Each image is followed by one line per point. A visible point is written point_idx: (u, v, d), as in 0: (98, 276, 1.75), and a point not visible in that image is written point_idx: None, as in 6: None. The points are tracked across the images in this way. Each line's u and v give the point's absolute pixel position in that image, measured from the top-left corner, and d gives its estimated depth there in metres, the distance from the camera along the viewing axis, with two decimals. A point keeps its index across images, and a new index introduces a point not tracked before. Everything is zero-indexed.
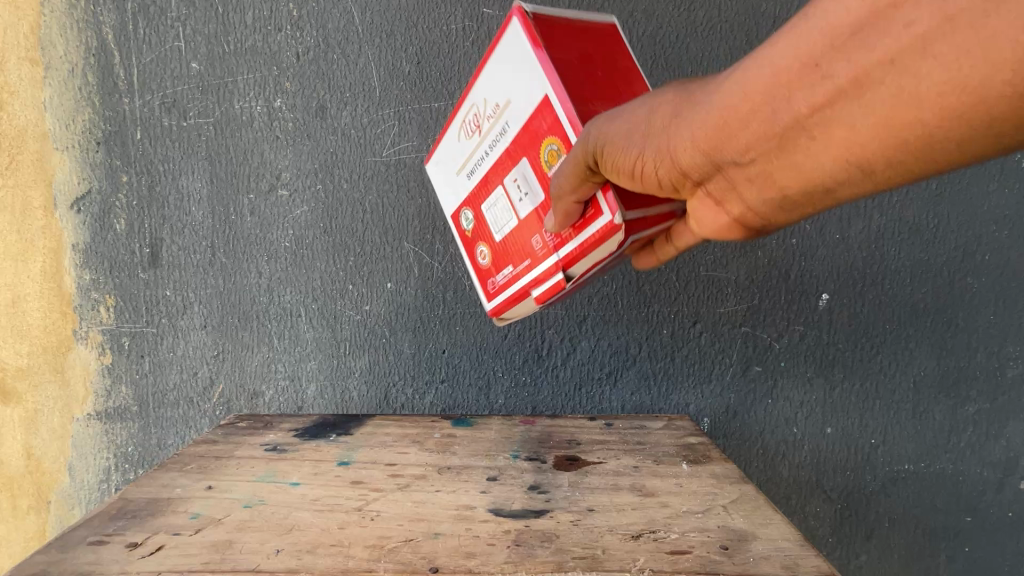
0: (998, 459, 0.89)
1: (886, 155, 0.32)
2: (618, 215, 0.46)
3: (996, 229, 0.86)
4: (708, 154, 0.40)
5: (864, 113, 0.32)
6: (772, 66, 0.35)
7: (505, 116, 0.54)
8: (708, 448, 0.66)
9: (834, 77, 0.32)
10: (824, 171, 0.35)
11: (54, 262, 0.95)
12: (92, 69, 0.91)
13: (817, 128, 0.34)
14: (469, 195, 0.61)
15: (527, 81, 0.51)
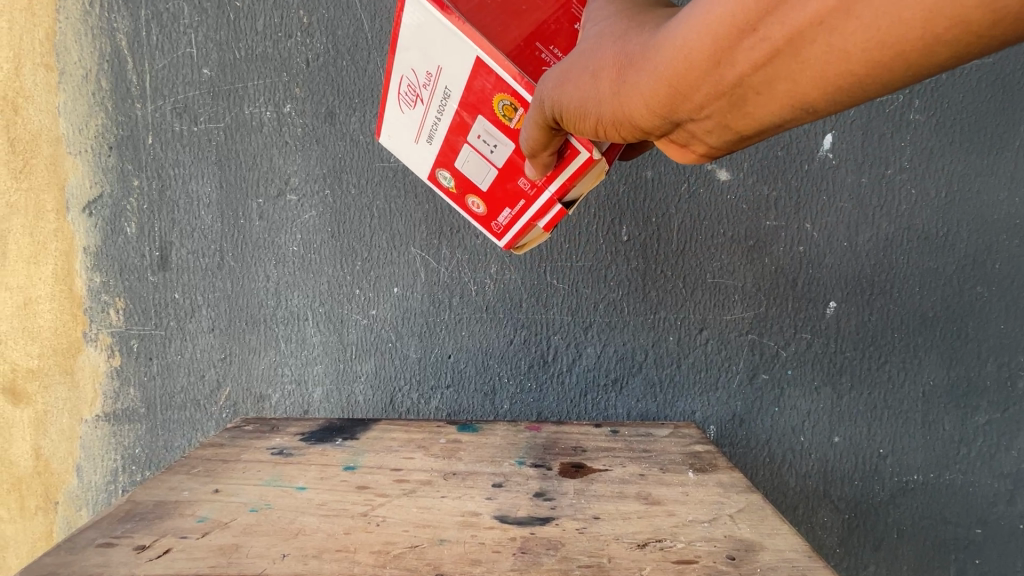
0: (1009, 471, 0.88)
1: (836, 99, 0.30)
2: (595, 151, 0.48)
3: (1006, 238, 0.85)
4: (660, 117, 0.36)
5: (801, 70, 0.29)
6: (704, 27, 0.30)
7: (441, 82, 0.51)
8: (715, 456, 0.65)
9: (767, 38, 0.28)
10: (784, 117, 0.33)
11: (66, 265, 0.96)
12: (106, 75, 0.93)
13: (760, 86, 0.31)
14: (438, 157, 0.58)
15: (454, 46, 0.47)
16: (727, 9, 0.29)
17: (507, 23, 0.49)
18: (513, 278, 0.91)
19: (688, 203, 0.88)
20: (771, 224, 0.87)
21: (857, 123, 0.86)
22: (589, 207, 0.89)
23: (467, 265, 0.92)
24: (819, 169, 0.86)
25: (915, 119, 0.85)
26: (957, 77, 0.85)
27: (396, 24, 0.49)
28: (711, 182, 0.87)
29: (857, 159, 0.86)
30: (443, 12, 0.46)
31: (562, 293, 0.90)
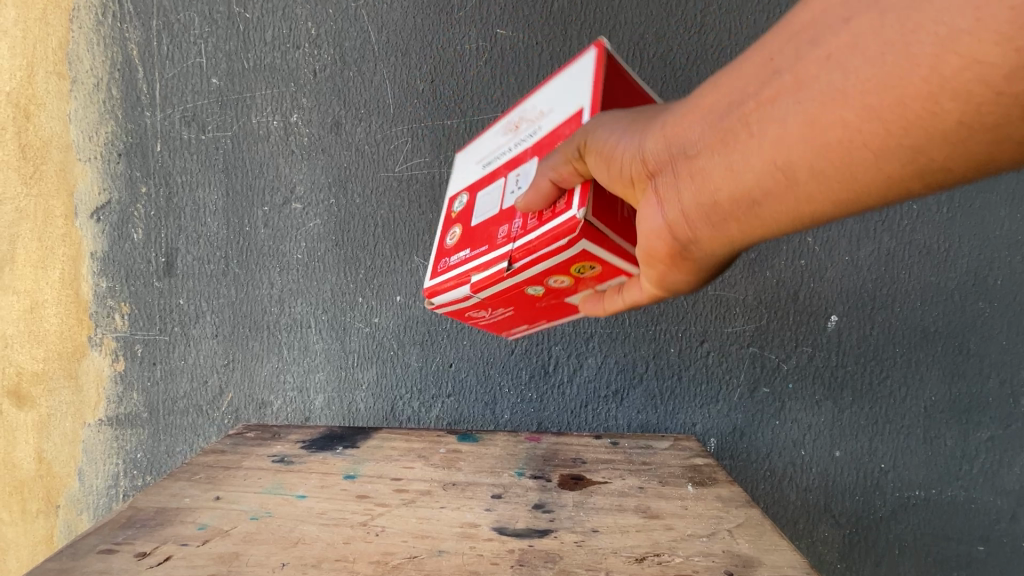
0: (1011, 488, 0.87)
1: (814, 155, 0.32)
2: (582, 210, 0.45)
3: (1008, 254, 0.85)
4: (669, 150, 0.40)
5: (796, 110, 0.32)
6: (740, 65, 0.36)
7: (540, 122, 0.56)
8: (715, 470, 0.65)
9: (781, 74, 0.33)
10: (760, 176, 0.35)
11: (73, 270, 0.97)
12: (117, 84, 0.94)
13: (757, 123, 0.34)
14: (473, 182, 0.61)
15: (573, 99, 0.54)
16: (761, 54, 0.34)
17: None
18: None
19: None
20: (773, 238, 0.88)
21: None
22: None
23: None
24: None
25: None
26: None
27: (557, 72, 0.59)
28: None
29: None
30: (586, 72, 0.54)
31: None
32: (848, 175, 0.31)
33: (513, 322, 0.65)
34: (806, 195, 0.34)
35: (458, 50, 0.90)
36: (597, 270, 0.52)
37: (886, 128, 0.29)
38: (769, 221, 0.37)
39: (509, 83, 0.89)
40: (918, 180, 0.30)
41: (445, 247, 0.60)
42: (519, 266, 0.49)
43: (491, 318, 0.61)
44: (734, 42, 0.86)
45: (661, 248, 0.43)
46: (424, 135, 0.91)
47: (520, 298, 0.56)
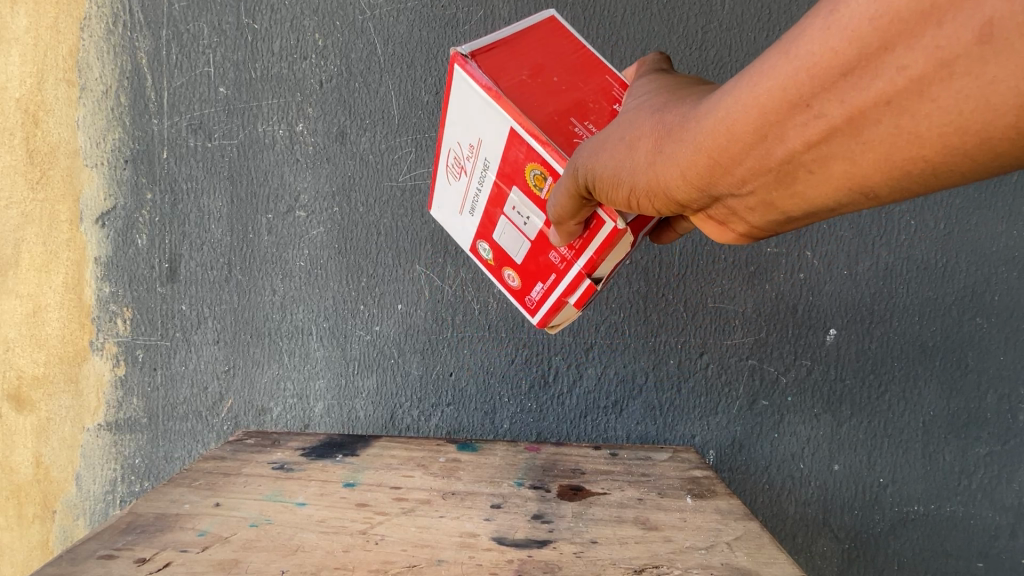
0: (1010, 504, 0.87)
1: (894, 186, 0.30)
2: (620, 219, 0.49)
3: (1005, 270, 0.86)
4: (697, 188, 0.38)
5: (861, 150, 0.29)
6: (756, 104, 0.31)
7: (481, 154, 0.55)
8: (714, 482, 0.65)
9: (827, 116, 0.29)
10: (833, 200, 0.33)
11: (76, 274, 0.98)
12: (125, 91, 0.95)
13: (815, 164, 0.31)
14: (478, 230, 0.62)
15: (493, 122, 0.52)
16: (776, 87, 0.30)
17: (544, 100, 0.53)
18: None
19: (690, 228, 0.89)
20: (772, 251, 0.88)
21: None
22: None
23: (470, 284, 0.93)
24: None
25: None
26: None
27: (444, 103, 0.56)
28: None
29: None
30: (477, 82, 0.52)
31: None
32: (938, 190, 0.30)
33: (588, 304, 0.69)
34: (891, 206, 0.32)
35: None
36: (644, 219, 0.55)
37: (973, 162, 0.27)
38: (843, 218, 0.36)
39: None
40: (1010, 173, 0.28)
41: (512, 288, 0.63)
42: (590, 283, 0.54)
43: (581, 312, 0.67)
44: (734, 59, 0.87)
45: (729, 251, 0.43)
46: (428, 145, 0.92)
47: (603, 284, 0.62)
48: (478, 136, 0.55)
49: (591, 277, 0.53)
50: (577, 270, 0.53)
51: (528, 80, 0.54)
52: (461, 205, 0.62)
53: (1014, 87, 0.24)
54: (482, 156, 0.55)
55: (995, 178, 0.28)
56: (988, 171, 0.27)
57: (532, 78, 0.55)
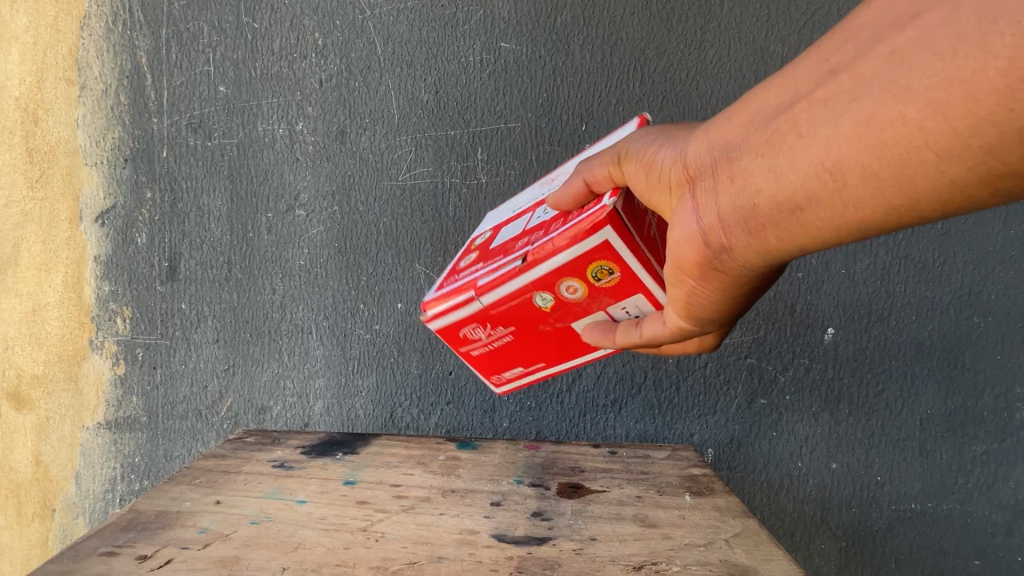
0: (1006, 501, 0.88)
1: (870, 158, 0.31)
2: (615, 202, 0.46)
3: (1002, 269, 0.86)
4: (706, 152, 0.40)
5: (852, 107, 0.31)
6: (790, 70, 0.35)
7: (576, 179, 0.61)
8: (712, 480, 0.66)
9: (838, 76, 0.32)
10: (809, 177, 0.33)
11: (76, 273, 0.98)
12: (125, 90, 0.96)
13: (807, 122, 0.33)
14: (495, 223, 0.65)
15: None
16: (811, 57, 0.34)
17: None
18: None
19: None
20: None
21: None
22: None
23: None
24: None
25: None
26: None
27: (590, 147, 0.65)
28: None
29: None
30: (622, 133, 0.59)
31: None
32: (907, 178, 0.30)
33: (511, 360, 0.58)
34: (856, 198, 0.32)
35: (462, 63, 0.91)
36: (617, 277, 0.48)
37: (952, 131, 0.28)
38: (811, 229, 0.35)
39: (512, 95, 0.91)
40: (983, 187, 0.29)
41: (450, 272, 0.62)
42: (531, 257, 0.48)
43: (489, 344, 0.56)
44: (733, 59, 0.87)
45: (691, 258, 0.42)
46: (427, 145, 0.93)
47: (526, 316, 0.52)
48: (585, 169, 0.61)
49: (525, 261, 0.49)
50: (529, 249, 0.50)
51: None
52: (509, 208, 0.68)
53: (1010, 29, 0.25)
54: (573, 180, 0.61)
55: (973, 176, 0.28)
56: (962, 148, 0.28)
57: None
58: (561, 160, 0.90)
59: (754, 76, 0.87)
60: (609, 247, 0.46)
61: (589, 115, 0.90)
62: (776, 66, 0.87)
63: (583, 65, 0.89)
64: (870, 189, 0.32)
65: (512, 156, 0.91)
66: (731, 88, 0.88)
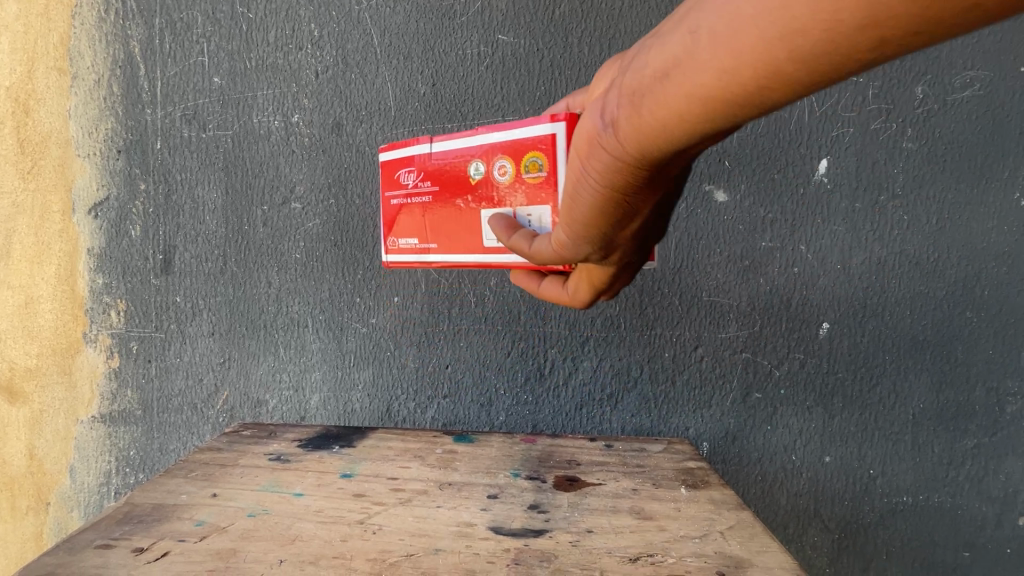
0: (996, 494, 0.89)
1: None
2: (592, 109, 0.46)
3: (996, 265, 0.86)
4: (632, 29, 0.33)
5: None
6: None
7: None
8: (707, 473, 0.66)
9: None
10: (683, 33, 0.26)
11: (70, 266, 0.97)
12: (117, 81, 0.94)
13: None
14: None
15: None
16: None
17: None
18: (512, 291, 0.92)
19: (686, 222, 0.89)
20: (767, 246, 0.89)
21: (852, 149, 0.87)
22: None
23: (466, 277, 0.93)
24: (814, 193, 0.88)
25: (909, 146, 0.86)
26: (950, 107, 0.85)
27: None
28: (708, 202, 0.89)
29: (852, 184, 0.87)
30: None
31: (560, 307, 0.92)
32: (786, 13, 0.22)
33: (409, 227, 0.55)
34: (729, 50, 0.24)
35: (459, 55, 0.90)
36: (541, 179, 0.46)
37: None
38: (671, 103, 0.27)
39: (510, 88, 0.90)
40: (890, 28, 0.20)
41: None
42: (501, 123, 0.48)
43: (409, 193, 0.55)
44: None
45: (584, 128, 0.33)
46: (424, 137, 0.92)
47: (454, 176, 0.51)
48: None
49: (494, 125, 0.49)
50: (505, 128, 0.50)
51: None
52: None
53: None
54: None
55: (870, 5, 0.20)
56: None
57: None
58: None
59: None
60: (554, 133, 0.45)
61: None
62: None
63: (581, 58, 0.89)
64: (741, 41, 0.24)
65: None
66: None
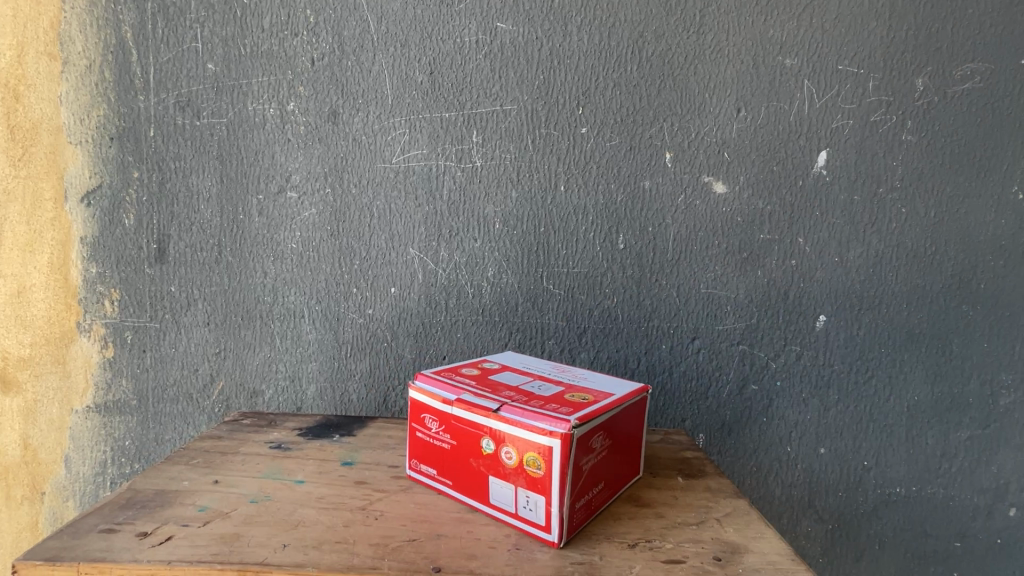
0: (988, 485, 0.90)
1: None
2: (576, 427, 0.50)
3: (991, 259, 0.87)
4: None
5: None
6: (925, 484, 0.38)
7: (584, 377, 0.67)
8: (703, 462, 0.70)
9: None
10: None
11: (62, 254, 0.96)
12: (110, 67, 0.93)
13: None
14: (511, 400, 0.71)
15: (620, 384, 0.64)
16: None
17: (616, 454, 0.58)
18: (510, 282, 0.92)
19: (684, 214, 0.89)
20: (765, 238, 0.89)
21: (851, 141, 0.87)
22: (586, 215, 0.90)
23: (464, 268, 0.93)
24: (813, 185, 0.88)
25: (907, 139, 0.86)
26: (948, 100, 0.86)
27: None
28: (707, 194, 0.89)
29: (850, 176, 0.87)
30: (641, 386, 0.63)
31: (558, 299, 0.92)
32: None
33: (423, 412, 0.61)
34: None
35: (457, 43, 0.90)
36: (538, 473, 0.51)
37: None
38: None
39: (508, 77, 0.90)
40: None
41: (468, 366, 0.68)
42: (502, 410, 0.53)
43: (429, 438, 0.61)
44: (731, 43, 0.87)
45: None
46: (421, 126, 0.92)
47: (461, 421, 0.57)
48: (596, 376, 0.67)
49: (494, 408, 0.55)
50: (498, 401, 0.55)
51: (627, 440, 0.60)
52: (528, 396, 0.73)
53: None
54: (582, 377, 0.67)
55: None
56: None
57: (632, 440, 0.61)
58: (558, 143, 0.90)
59: (751, 61, 0.87)
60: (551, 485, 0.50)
61: (585, 99, 0.89)
62: (773, 53, 0.87)
63: (580, 48, 0.88)
64: None
65: (507, 139, 0.90)
66: (729, 73, 0.87)
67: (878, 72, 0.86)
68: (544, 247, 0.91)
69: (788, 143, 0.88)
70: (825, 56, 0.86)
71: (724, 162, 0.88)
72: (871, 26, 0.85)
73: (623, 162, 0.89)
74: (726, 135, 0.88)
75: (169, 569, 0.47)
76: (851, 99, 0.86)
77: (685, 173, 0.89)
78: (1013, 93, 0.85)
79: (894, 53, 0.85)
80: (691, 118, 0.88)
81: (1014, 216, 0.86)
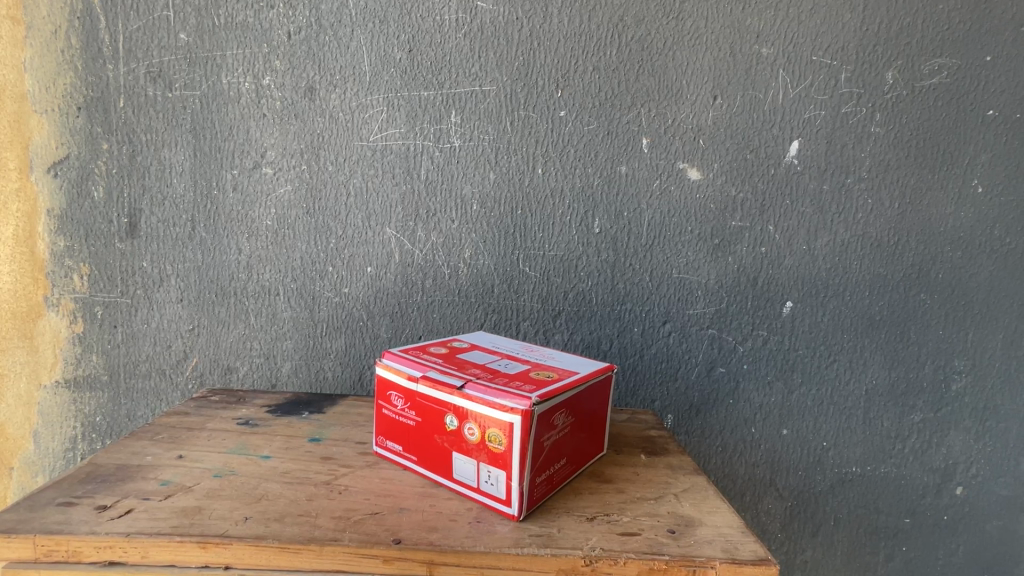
0: (938, 465, 0.94)
1: None
2: (538, 406, 0.51)
3: (950, 250, 0.90)
4: None
5: None
6: None
7: (549, 356, 0.68)
8: (665, 441, 0.73)
9: None
10: None
11: (28, 227, 0.93)
12: (77, 33, 0.89)
13: None
14: None
15: (583, 364, 0.65)
16: None
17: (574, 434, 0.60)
18: (486, 264, 0.93)
19: (659, 199, 0.90)
20: (736, 225, 0.91)
21: (822, 132, 0.88)
22: (562, 198, 0.91)
23: (441, 250, 0.93)
24: (784, 174, 0.89)
25: (876, 131, 0.88)
26: (917, 94, 0.87)
27: None
28: (682, 181, 0.90)
29: (821, 167, 0.89)
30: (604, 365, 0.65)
31: (533, 281, 0.93)
32: None
33: (389, 388, 0.62)
34: None
35: (437, 21, 0.88)
36: (498, 450, 0.53)
37: None
38: None
39: (487, 58, 0.89)
40: None
41: (439, 344, 0.69)
42: (464, 386, 0.54)
43: (395, 414, 0.62)
44: (710, 30, 0.87)
45: None
46: (400, 105, 0.90)
47: (424, 397, 0.58)
48: (560, 357, 0.69)
49: (459, 384, 0.56)
50: (462, 378, 0.56)
51: (588, 421, 0.62)
52: None
53: None
54: (548, 356, 0.68)
55: None
56: None
57: (592, 421, 0.63)
58: (536, 126, 0.90)
59: (729, 49, 0.87)
60: (509, 458, 0.52)
61: (565, 81, 0.89)
62: (751, 42, 0.87)
63: (560, 30, 0.88)
64: None
65: (486, 120, 0.90)
66: (707, 60, 0.88)
67: (851, 64, 0.87)
68: (521, 230, 0.92)
69: (762, 132, 0.89)
70: (801, 46, 0.87)
71: (699, 149, 0.89)
72: (846, 17, 0.86)
73: (600, 147, 0.90)
74: (702, 122, 0.89)
75: (128, 541, 0.48)
76: (824, 89, 0.88)
77: (662, 159, 0.90)
78: (978, 88, 0.87)
79: (867, 45, 0.87)
80: (668, 104, 0.89)
81: (974, 209, 0.89)
